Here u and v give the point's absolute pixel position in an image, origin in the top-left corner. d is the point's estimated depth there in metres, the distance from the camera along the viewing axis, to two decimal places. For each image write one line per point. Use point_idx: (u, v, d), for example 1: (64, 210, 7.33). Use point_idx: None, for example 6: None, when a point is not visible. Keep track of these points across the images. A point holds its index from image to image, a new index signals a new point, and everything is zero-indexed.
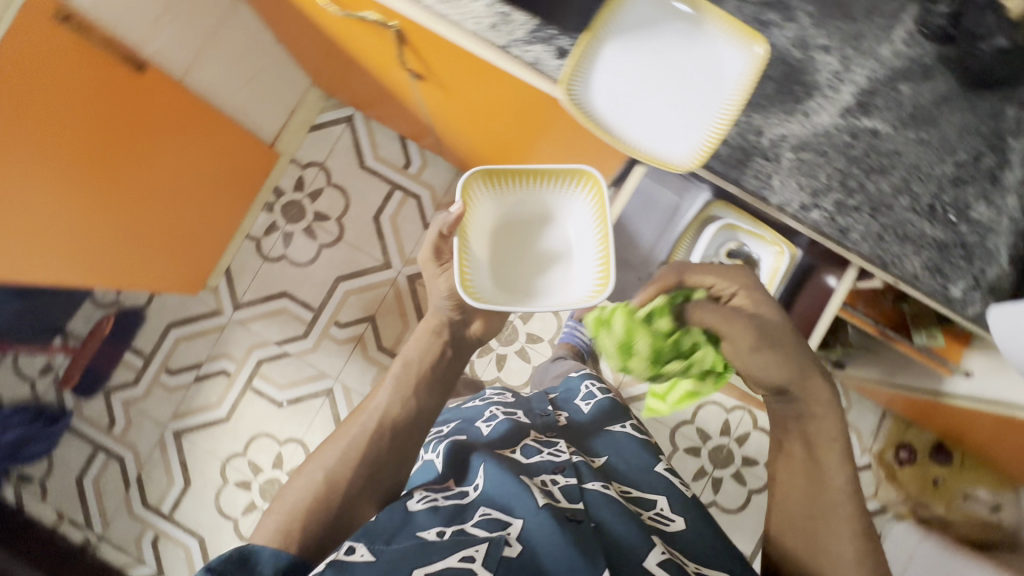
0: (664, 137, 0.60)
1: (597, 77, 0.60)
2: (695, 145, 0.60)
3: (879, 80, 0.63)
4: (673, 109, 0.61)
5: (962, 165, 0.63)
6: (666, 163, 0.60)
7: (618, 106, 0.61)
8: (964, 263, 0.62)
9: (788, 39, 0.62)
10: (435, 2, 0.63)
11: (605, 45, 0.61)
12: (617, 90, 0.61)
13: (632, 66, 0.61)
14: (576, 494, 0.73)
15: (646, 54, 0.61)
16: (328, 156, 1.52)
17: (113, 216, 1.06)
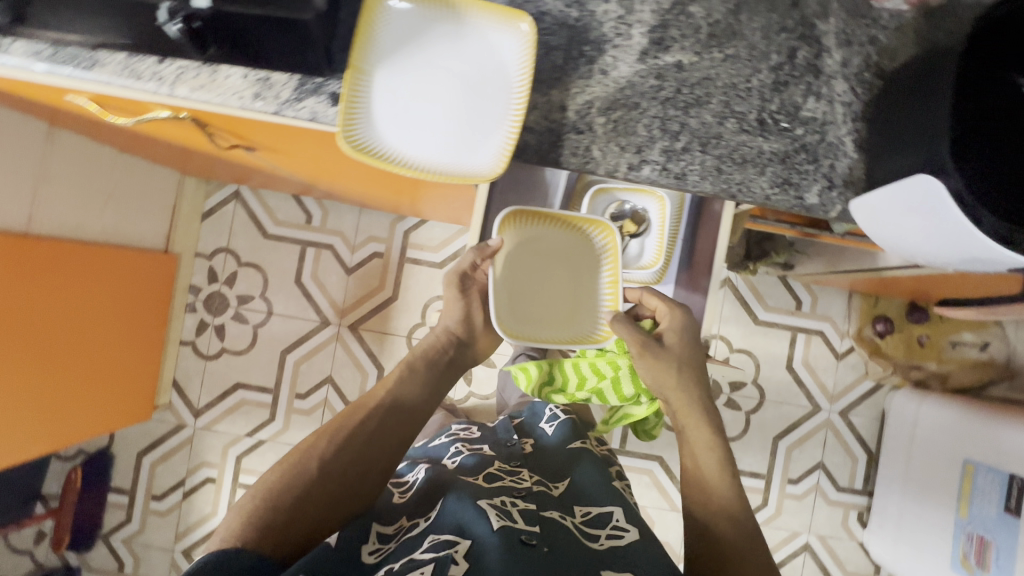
0: (464, 148, 0.57)
1: (377, 110, 0.57)
2: (496, 146, 0.57)
3: (665, 11, 0.59)
4: (465, 117, 0.57)
5: (779, 67, 0.59)
6: (475, 174, 0.57)
7: (408, 131, 0.57)
8: (811, 166, 0.59)
9: (559, 3, 0.59)
10: (191, 90, 0.59)
11: (373, 75, 0.57)
12: (402, 116, 0.57)
13: (409, 86, 0.57)
14: (534, 518, 0.72)
15: (419, 70, 0.57)
16: (229, 238, 1.48)
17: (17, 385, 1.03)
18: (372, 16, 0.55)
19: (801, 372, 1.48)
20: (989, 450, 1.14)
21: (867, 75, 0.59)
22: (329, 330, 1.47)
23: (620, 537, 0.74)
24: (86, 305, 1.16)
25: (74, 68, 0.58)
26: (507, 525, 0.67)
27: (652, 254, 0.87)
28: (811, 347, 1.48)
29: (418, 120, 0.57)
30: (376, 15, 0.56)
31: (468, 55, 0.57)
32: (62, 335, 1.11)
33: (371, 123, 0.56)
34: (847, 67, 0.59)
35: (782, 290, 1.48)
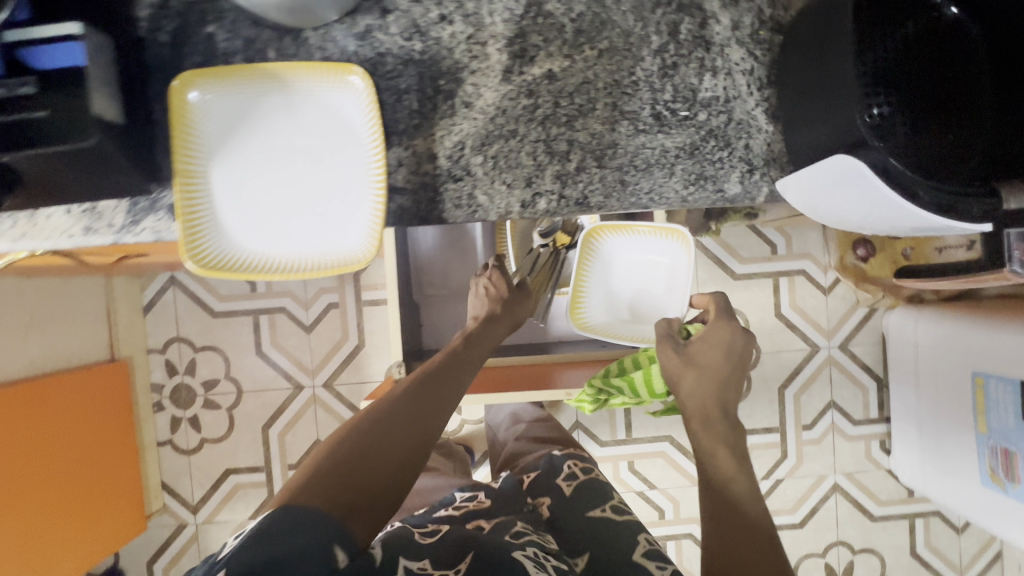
0: (333, 233, 0.50)
1: (224, 215, 0.49)
2: (366, 222, 0.50)
3: (520, 16, 0.51)
4: (324, 198, 0.50)
5: (663, 49, 0.51)
6: (350, 260, 0.50)
7: (266, 228, 0.50)
8: (724, 152, 0.52)
9: (398, 38, 0.51)
10: (14, 240, 0.51)
11: (208, 176, 0.49)
12: (254, 215, 0.50)
13: (253, 179, 0.50)
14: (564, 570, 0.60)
15: (259, 157, 0.50)
16: (178, 325, 1.41)
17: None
18: (185, 113, 0.47)
19: (791, 316, 1.42)
20: (993, 361, 1.07)
21: (764, 34, 0.51)
22: (305, 394, 1.41)
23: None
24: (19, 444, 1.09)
25: None
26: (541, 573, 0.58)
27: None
28: (796, 288, 1.42)
29: (274, 214, 0.50)
30: (189, 110, 0.48)
31: (309, 127, 0.50)
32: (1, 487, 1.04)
33: (220, 231, 0.49)
34: (739, 30, 0.51)
35: (753, 238, 1.41)
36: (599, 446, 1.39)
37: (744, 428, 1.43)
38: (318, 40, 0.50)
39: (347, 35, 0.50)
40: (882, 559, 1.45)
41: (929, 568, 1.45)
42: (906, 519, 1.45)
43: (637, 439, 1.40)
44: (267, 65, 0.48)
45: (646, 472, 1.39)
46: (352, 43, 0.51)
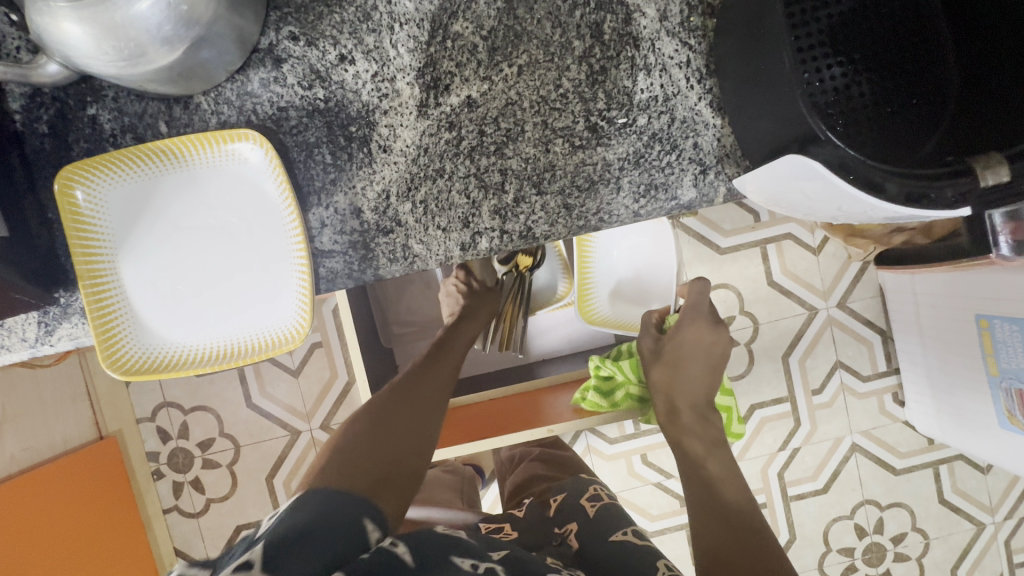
0: (263, 310, 0.46)
1: (142, 313, 0.45)
2: (295, 295, 0.46)
3: (426, 43, 0.46)
4: (246, 275, 0.46)
5: (589, 54, 0.47)
6: (283, 339, 0.46)
7: (189, 319, 0.46)
8: (672, 156, 0.47)
9: (298, 88, 0.46)
10: None
11: (116, 274, 0.45)
12: (173, 306, 0.46)
13: (167, 269, 0.46)
14: None
15: (169, 244, 0.46)
16: (163, 390, 1.37)
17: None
18: (75, 211, 0.43)
19: (784, 282, 1.38)
20: (995, 302, 1.03)
21: (695, 20, 0.47)
22: (303, 439, 1.38)
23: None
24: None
25: None
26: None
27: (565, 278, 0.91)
28: (785, 253, 1.38)
29: (195, 301, 0.46)
30: (80, 208, 0.43)
31: (217, 202, 0.45)
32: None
33: (139, 330, 0.45)
34: (668, 20, 0.47)
35: (733, 209, 1.36)
36: (609, 444, 1.34)
37: (754, 402, 1.40)
38: (211, 104, 0.46)
39: (242, 94, 0.46)
40: (911, 511, 1.43)
41: (961, 513, 1.43)
42: (931, 468, 1.42)
43: (646, 431, 1.36)
44: (156, 143, 0.43)
45: (660, 462, 1.34)
46: (250, 102, 0.46)
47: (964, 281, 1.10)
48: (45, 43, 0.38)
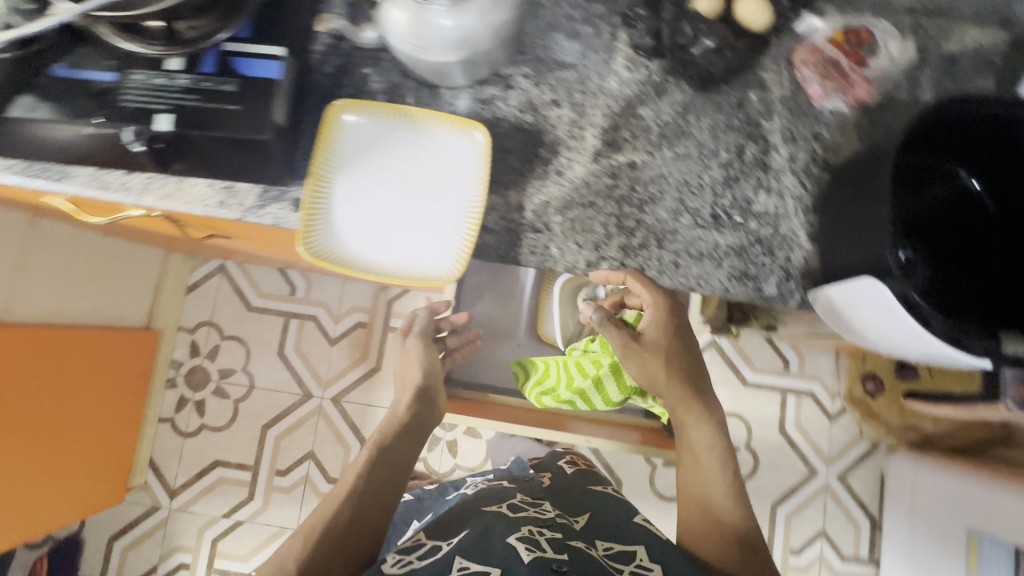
0: (426, 250, 0.59)
1: (338, 215, 0.58)
2: (454, 256, 0.58)
3: (617, 114, 0.62)
4: (425, 226, 0.59)
5: (730, 164, 0.61)
6: (433, 278, 0.58)
7: (368, 237, 0.58)
8: (768, 258, 0.60)
9: (515, 109, 0.62)
10: (158, 199, 0.59)
11: (337, 184, 0.59)
12: (361, 222, 0.58)
13: (372, 197, 0.59)
14: (563, 546, 0.62)
15: (383, 180, 0.59)
16: (213, 311, 1.48)
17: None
18: (331, 128, 0.57)
19: (794, 434, 1.44)
20: (990, 521, 1.07)
21: (814, 170, 0.61)
22: (312, 403, 1.44)
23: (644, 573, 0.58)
24: (61, 392, 1.12)
25: (44, 180, 0.58)
26: (540, 555, 0.58)
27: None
28: (801, 408, 1.45)
29: (378, 227, 0.59)
30: (336, 126, 0.58)
31: (433, 168, 0.60)
32: (18, 433, 1.04)
33: (329, 230, 0.58)
34: (795, 163, 0.61)
35: (767, 350, 1.46)
36: None
37: None
38: (452, 95, 0.62)
39: (476, 95, 0.62)
40: None
41: None
42: None
43: None
44: (406, 107, 0.58)
45: None
46: (479, 106, 0.62)
47: (964, 493, 1.15)
48: (390, 30, 0.56)
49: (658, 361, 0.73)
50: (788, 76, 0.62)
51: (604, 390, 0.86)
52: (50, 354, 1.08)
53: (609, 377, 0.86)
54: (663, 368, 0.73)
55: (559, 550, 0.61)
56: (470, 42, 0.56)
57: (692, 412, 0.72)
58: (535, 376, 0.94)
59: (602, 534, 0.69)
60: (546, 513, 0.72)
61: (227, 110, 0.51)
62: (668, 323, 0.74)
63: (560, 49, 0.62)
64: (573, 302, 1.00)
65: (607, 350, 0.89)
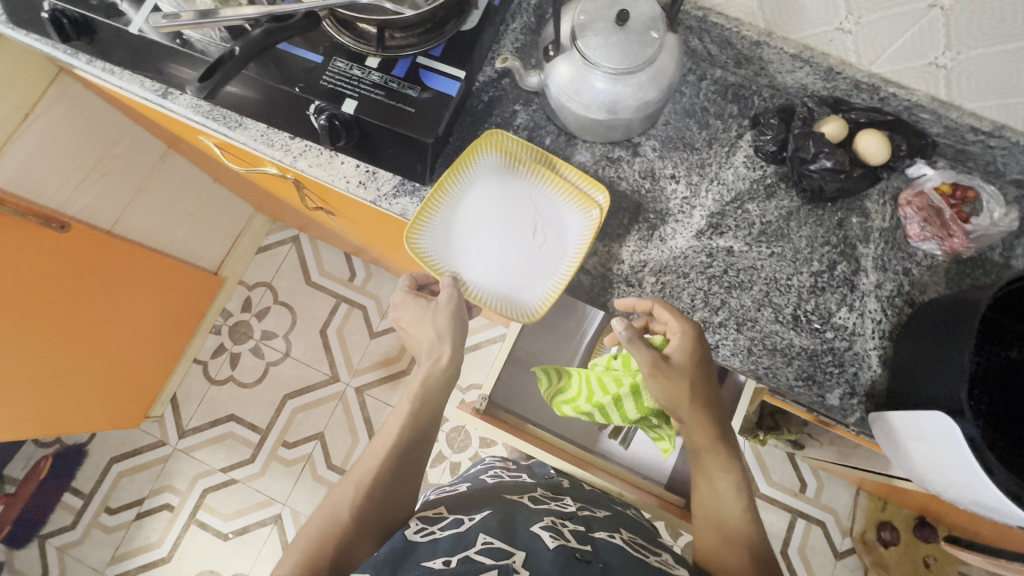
0: (507, 284, 0.65)
1: (449, 221, 0.65)
2: (527, 297, 0.65)
3: (726, 203, 0.67)
4: (516, 259, 0.66)
5: (820, 275, 0.65)
6: (502, 309, 0.64)
7: (463, 252, 0.65)
8: (837, 370, 0.63)
9: (637, 174, 0.68)
10: (309, 165, 0.68)
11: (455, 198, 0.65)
12: (465, 235, 0.65)
13: (480, 220, 0.66)
14: (585, 539, 0.61)
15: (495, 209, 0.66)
16: (275, 275, 1.55)
17: (7, 378, 0.97)
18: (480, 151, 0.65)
19: (795, 560, 1.38)
20: None
21: (898, 302, 0.65)
22: (336, 387, 1.48)
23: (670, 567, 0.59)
24: (135, 311, 1.19)
25: (220, 126, 0.68)
26: (563, 544, 0.57)
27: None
28: (809, 536, 1.40)
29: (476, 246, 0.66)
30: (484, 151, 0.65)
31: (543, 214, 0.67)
32: (86, 339, 1.09)
33: (434, 234, 0.64)
34: (881, 291, 0.65)
35: (787, 467, 1.43)
36: None
37: None
38: (584, 148, 0.69)
39: (605, 153, 0.69)
40: None
41: None
42: None
43: None
44: (551, 159, 0.66)
45: None
46: (606, 163, 0.68)
47: None
48: (553, 78, 0.63)
49: (683, 384, 0.61)
50: (891, 212, 0.67)
51: (621, 408, 0.71)
52: (138, 276, 1.14)
53: (629, 397, 0.70)
54: (689, 392, 0.62)
55: (582, 543, 0.60)
56: (617, 109, 0.63)
57: (708, 434, 0.63)
58: (547, 387, 0.75)
59: (625, 531, 0.70)
60: (567, 507, 0.70)
61: (404, 110, 0.59)
62: (699, 349, 0.60)
63: (690, 135, 0.69)
64: None
65: (631, 367, 0.72)
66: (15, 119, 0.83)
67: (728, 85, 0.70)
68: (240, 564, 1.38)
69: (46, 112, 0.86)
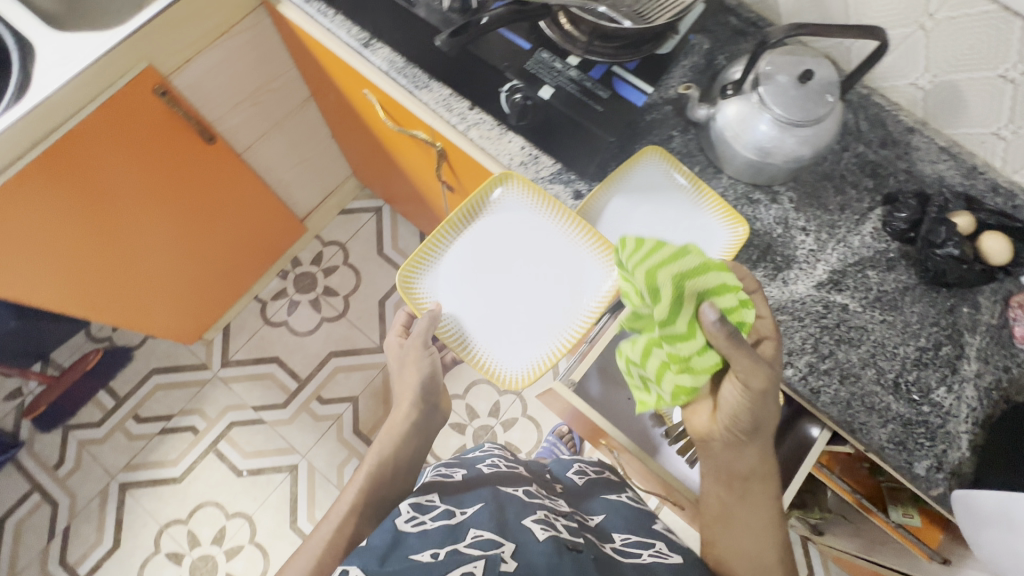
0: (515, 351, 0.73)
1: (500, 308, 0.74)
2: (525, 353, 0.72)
3: (849, 264, 0.72)
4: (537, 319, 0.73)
5: (924, 351, 0.69)
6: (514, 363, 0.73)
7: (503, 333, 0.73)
8: (927, 443, 0.65)
9: (771, 217, 0.73)
10: (479, 137, 0.73)
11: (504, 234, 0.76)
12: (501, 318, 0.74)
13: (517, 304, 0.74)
14: (577, 531, 0.72)
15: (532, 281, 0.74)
16: (351, 238, 1.61)
17: (114, 264, 1.04)
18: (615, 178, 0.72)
19: None
20: None
21: (995, 395, 0.67)
22: (380, 357, 1.51)
23: (662, 557, 0.71)
24: (226, 233, 1.25)
25: (409, 82, 0.75)
26: (554, 536, 0.67)
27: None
28: None
29: (510, 302, 0.74)
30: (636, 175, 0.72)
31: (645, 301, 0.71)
32: (182, 245, 1.16)
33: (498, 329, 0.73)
34: (981, 380, 0.68)
35: (799, 551, 1.42)
36: None
37: None
38: (728, 182, 0.74)
39: (746, 194, 0.74)
40: None
41: None
42: None
43: None
44: (707, 190, 0.71)
45: None
46: (749, 203, 0.74)
47: None
48: (726, 112, 0.68)
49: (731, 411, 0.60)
50: (1000, 312, 0.70)
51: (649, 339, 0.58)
52: (245, 201, 1.21)
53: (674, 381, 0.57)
54: None
55: (573, 534, 0.70)
56: (770, 153, 0.68)
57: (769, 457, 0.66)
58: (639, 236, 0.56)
59: (619, 521, 0.81)
60: (560, 505, 0.80)
61: (593, 106, 0.66)
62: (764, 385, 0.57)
63: (828, 197, 0.74)
64: None
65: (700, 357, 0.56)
66: (213, 34, 0.90)
67: (869, 160, 0.75)
68: (245, 503, 1.39)
69: (236, 36, 0.94)
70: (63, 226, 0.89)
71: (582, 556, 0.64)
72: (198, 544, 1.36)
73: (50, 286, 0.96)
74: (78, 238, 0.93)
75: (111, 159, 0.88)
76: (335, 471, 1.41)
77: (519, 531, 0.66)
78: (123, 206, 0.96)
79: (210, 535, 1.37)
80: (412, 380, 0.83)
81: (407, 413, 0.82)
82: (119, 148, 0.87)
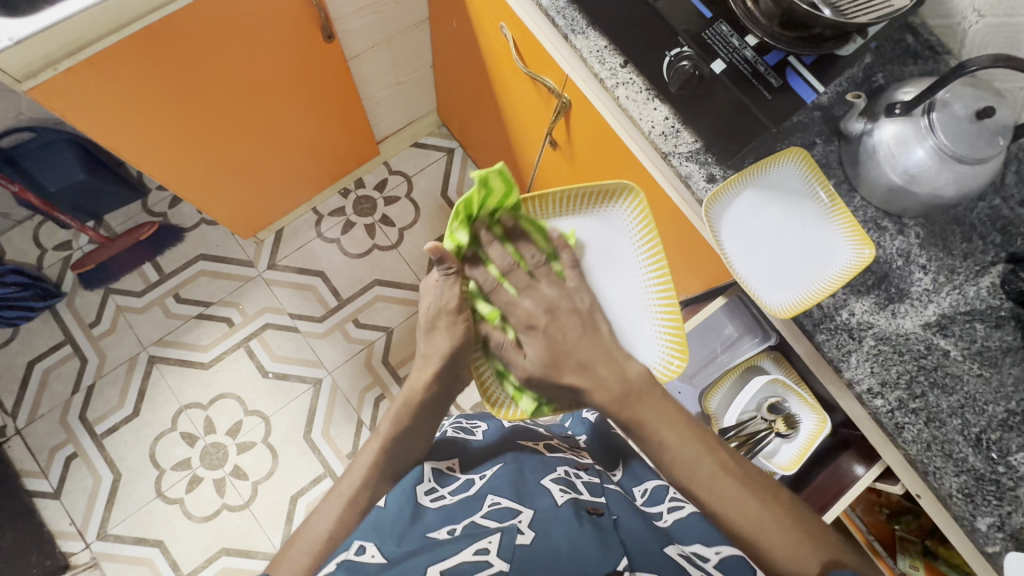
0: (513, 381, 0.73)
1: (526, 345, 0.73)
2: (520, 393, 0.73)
3: (960, 312, 0.71)
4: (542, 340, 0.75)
5: (1014, 414, 0.68)
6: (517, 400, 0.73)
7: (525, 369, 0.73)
8: (995, 501, 0.65)
9: (893, 247, 0.72)
10: (625, 98, 0.72)
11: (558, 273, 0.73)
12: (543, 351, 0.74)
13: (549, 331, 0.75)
14: (599, 490, 0.68)
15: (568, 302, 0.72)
16: (418, 172, 1.59)
17: (207, 139, 1.03)
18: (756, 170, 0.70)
19: None
20: None
21: None
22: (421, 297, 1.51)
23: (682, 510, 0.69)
24: (309, 135, 1.23)
25: (566, 26, 0.74)
26: (574, 498, 0.62)
27: (787, 457, 0.90)
28: None
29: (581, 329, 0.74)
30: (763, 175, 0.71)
31: (779, 317, 0.69)
32: (269, 137, 1.14)
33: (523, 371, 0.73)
34: None
35: None
36: None
37: None
38: (860, 203, 0.73)
39: (874, 219, 0.73)
40: None
41: None
42: None
43: None
44: (841, 208, 0.70)
45: None
46: (875, 228, 0.72)
47: None
48: (889, 132, 0.66)
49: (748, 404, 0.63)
50: None
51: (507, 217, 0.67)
52: (336, 106, 1.19)
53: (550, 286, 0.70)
54: None
55: (595, 493, 0.66)
56: (919, 181, 0.65)
57: None
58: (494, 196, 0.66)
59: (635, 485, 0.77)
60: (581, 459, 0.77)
61: (761, 94, 0.66)
62: None
63: (954, 241, 0.73)
64: (759, 399, 0.91)
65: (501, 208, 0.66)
66: None
67: (1001, 216, 0.73)
68: (265, 404, 1.41)
69: None
70: (178, 87, 0.88)
71: (603, 520, 0.59)
72: (212, 431, 1.39)
73: (146, 146, 0.95)
74: (184, 102, 0.92)
75: (236, 30, 0.86)
76: (356, 394, 1.43)
77: (539, 497, 0.62)
78: (230, 81, 0.94)
79: (226, 426, 1.39)
80: (447, 348, 0.68)
81: (430, 392, 0.70)
82: (244, 21, 0.85)
